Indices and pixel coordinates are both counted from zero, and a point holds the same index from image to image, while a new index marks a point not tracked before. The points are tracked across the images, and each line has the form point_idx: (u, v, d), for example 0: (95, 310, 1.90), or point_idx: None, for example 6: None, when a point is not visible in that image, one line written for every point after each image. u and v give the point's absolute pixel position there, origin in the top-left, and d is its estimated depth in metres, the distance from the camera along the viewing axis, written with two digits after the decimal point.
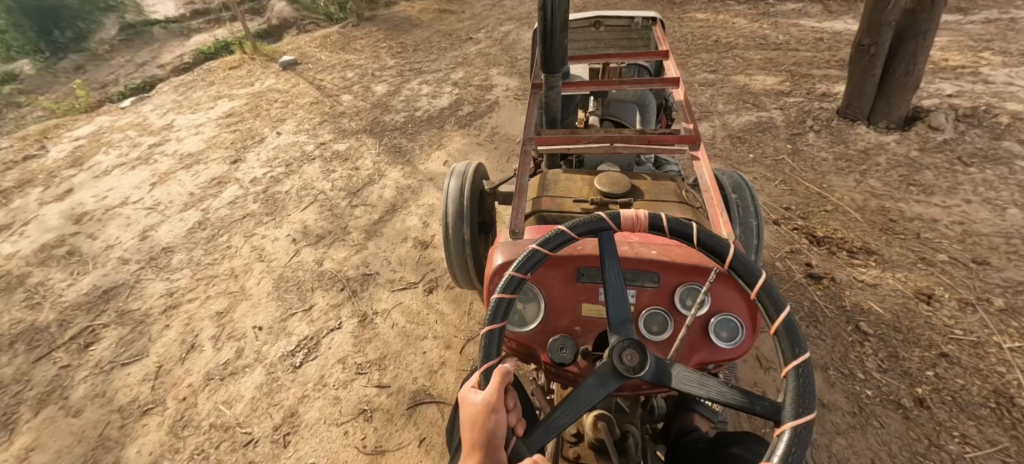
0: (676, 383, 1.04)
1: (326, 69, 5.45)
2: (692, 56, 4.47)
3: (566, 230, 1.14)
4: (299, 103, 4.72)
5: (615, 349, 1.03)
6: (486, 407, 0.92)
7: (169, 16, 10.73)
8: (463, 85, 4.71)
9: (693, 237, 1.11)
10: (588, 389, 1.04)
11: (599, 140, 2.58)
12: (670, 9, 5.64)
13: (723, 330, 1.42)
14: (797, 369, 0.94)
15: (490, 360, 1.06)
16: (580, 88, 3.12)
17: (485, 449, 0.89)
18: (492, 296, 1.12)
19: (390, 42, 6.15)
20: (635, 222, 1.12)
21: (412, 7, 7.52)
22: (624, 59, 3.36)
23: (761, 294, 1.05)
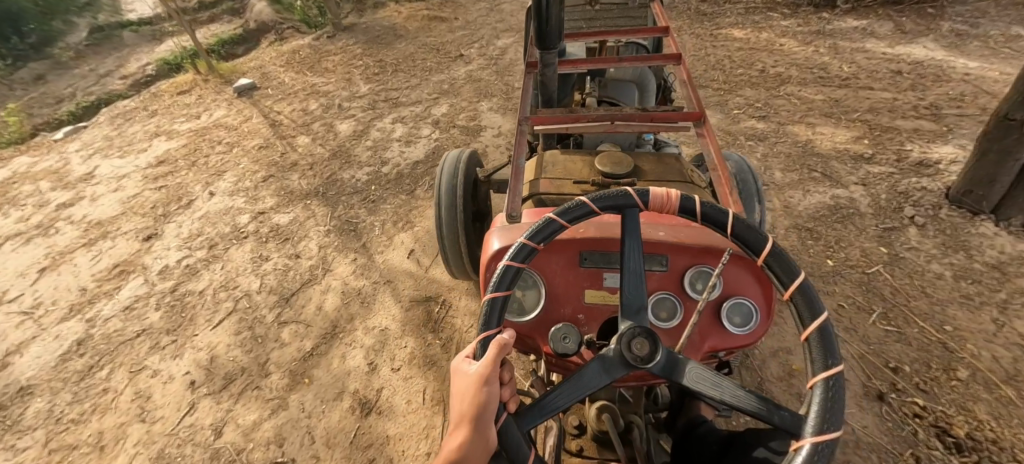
0: (690, 382, 1.05)
1: (286, 96, 4.56)
2: (732, 92, 3.54)
3: (588, 204, 1.17)
4: (245, 147, 3.85)
5: (625, 337, 1.06)
6: (481, 379, 0.98)
7: (143, 16, 9.88)
8: (446, 126, 3.80)
9: (729, 227, 1.14)
10: (590, 370, 1.09)
11: (600, 118, 2.53)
12: (700, 27, 4.70)
13: (734, 313, 1.40)
14: (827, 382, 0.96)
15: (489, 330, 1.13)
16: (577, 66, 3.07)
17: (475, 420, 0.96)
18: (501, 264, 1.18)
19: (368, 59, 5.24)
20: (665, 202, 1.15)
21: (399, 14, 6.58)
22: (623, 38, 3.26)
23: (795, 296, 1.06)
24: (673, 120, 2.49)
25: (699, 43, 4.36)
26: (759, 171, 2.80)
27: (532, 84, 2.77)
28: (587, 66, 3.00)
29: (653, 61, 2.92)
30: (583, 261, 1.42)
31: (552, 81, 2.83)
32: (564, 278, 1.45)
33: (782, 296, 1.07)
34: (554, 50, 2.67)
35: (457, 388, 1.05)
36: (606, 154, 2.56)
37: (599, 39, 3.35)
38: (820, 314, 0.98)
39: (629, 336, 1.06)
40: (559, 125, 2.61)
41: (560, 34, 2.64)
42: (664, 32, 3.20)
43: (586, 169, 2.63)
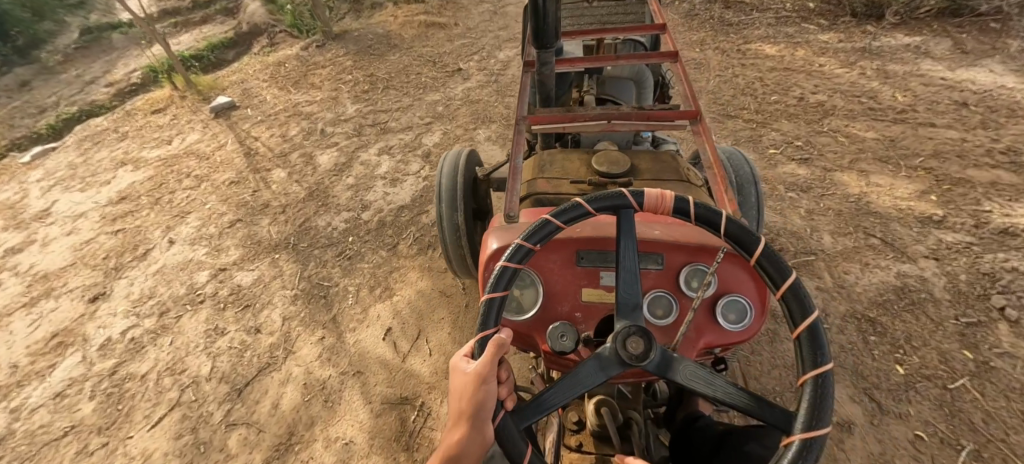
0: (682, 380, 1.00)
1: (266, 119, 4.15)
2: (766, 125, 3.06)
3: (579, 204, 1.07)
4: (214, 183, 3.45)
5: (621, 335, 1.01)
6: (477, 379, 0.89)
7: (136, 17, 9.55)
8: (437, 160, 3.35)
9: (722, 227, 1.04)
10: (587, 365, 1.02)
11: (596, 116, 2.38)
12: (725, 41, 4.20)
13: (731, 311, 1.27)
14: (816, 379, 0.90)
15: (488, 329, 1.04)
16: (574, 64, 2.90)
17: (472, 420, 0.88)
18: (498, 264, 1.08)
19: (358, 74, 4.80)
20: (659, 203, 1.05)
21: (396, 20, 6.12)
22: (620, 35, 3.04)
23: (787, 294, 0.98)
24: (670, 119, 2.36)
25: (724, 61, 3.87)
26: (804, 235, 2.32)
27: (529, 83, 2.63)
28: (585, 64, 2.84)
29: (650, 58, 2.72)
30: (580, 259, 1.39)
31: (550, 80, 2.71)
32: (561, 276, 1.39)
33: (772, 296, 1.00)
34: (551, 49, 2.53)
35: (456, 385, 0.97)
36: (603, 151, 2.38)
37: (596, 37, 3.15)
38: (809, 309, 0.91)
39: (624, 333, 1.01)
40: (557, 125, 2.41)
41: (558, 32, 2.52)
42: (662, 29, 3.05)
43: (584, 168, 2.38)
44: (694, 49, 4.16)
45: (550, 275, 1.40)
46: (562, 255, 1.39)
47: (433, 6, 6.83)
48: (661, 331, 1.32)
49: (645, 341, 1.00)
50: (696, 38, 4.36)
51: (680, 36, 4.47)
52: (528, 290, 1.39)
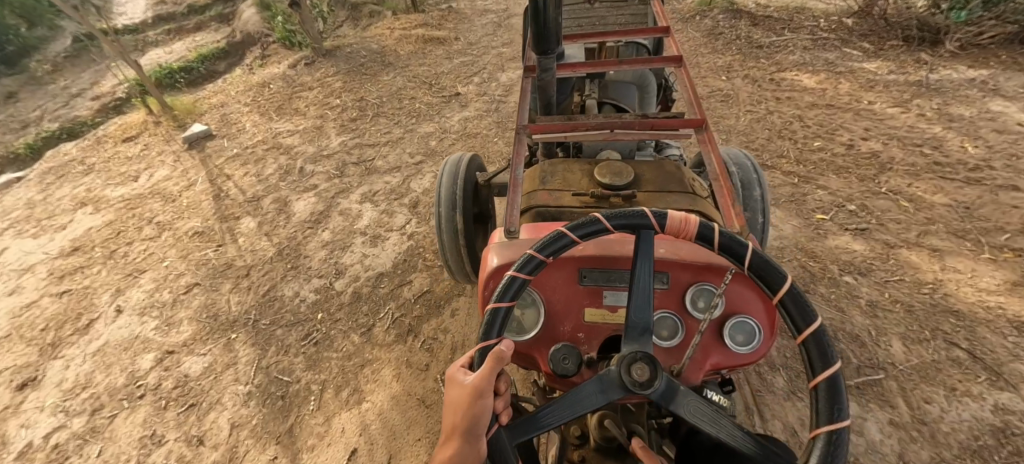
0: (687, 414, 0.88)
1: (242, 152, 3.75)
2: (811, 181, 2.59)
3: (578, 226, 0.91)
4: (176, 233, 3.06)
5: (623, 361, 0.90)
6: (473, 393, 0.78)
7: (131, 23, 9.27)
8: (427, 211, 2.91)
9: (746, 259, 0.85)
10: (587, 390, 0.89)
11: (599, 125, 2.16)
12: (756, 66, 3.71)
13: (739, 333, 1.16)
14: (827, 436, 0.73)
15: (490, 338, 0.93)
16: (576, 70, 2.68)
17: (465, 436, 0.78)
18: (507, 273, 0.94)
19: (347, 98, 4.39)
20: (682, 226, 0.87)
21: (391, 34, 5.70)
22: (622, 37, 2.88)
23: (810, 341, 0.79)
24: (675, 127, 2.14)
25: (756, 93, 3.40)
26: (868, 341, 1.87)
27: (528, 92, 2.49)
28: (587, 70, 2.63)
29: (653, 63, 2.58)
30: (583, 278, 1.36)
31: (551, 88, 2.55)
32: (563, 294, 1.36)
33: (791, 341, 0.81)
34: (551, 55, 2.36)
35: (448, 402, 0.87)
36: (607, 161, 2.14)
37: (597, 42, 3.02)
38: (831, 367, 0.73)
39: (626, 361, 0.89)
40: (556, 133, 2.21)
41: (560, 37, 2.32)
42: (666, 32, 2.91)
43: (585, 178, 2.18)
44: (721, 77, 3.68)
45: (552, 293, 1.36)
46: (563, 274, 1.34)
47: (434, 18, 6.41)
48: (665, 353, 1.21)
49: (651, 369, 0.88)
50: (722, 63, 3.88)
51: (703, 61, 4.00)
52: (531, 310, 1.36)
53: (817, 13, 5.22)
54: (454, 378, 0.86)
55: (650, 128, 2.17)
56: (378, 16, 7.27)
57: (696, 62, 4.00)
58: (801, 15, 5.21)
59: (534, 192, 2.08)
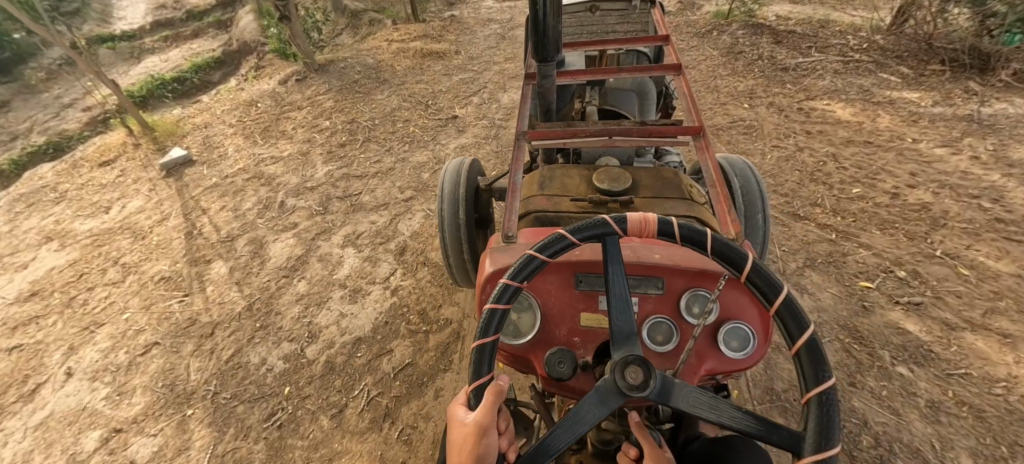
0: (683, 406, 0.81)
1: (221, 182, 3.48)
2: (851, 238, 2.26)
3: (556, 236, 0.91)
4: (141, 279, 2.79)
5: (615, 365, 0.81)
6: (477, 430, 0.80)
7: (129, 29, 9.10)
8: (414, 260, 2.61)
9: (707, 244, 0.85)
10: (586, 404, 0.81)
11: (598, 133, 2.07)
12: (781, 93, 3.37)
13: (733, 339, 1.08)
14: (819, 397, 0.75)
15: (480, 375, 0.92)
16: (576, 76, 2.61)
17: None
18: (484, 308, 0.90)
19: (337, 119, 4.11)
20: (642, 227, 0.86)
21: (389, 47, 5.42)
22: (622, 45, 2.73)
23: (781, 311, 0.81)
24: (674, 135, 2.05)
25: (783, 125, 3.06)
26: (932, 458, 1.52)
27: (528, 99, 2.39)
28: (587, 78, 2.56)
29: (653, 72, 2.45)
30: (578, 282, 1.17)
31: (551, 94, 2.43)
32: (557, 299, 1.17)
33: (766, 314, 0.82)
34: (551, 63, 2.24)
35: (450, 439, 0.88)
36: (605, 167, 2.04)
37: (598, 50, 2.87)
38: (805, 329, 0.76)
39: (618, 366, 0.80)
40: (555, 140, 2.11)
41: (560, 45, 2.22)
42: (667, 41, 2.76)
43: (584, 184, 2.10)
44: (742, 104, 3.35)
45: (545, 296, 1.18)
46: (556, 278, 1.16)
47: (435, 29, 6.12)
48: (660, 358, 1.12)
49: (645, 370, 0.79)
50: (744, 87, 3.54)
51: (723, 84, 3.67)
52: (524, 317, 1.18)
53: (843, 30, 4.87)
54: (456, 418, 0.86)
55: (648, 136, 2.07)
56: (378, 26, 7.01)
57: (715, 85, 3.67)
58: (827, 30, 4.85)
59: (532, 197, 1.97)
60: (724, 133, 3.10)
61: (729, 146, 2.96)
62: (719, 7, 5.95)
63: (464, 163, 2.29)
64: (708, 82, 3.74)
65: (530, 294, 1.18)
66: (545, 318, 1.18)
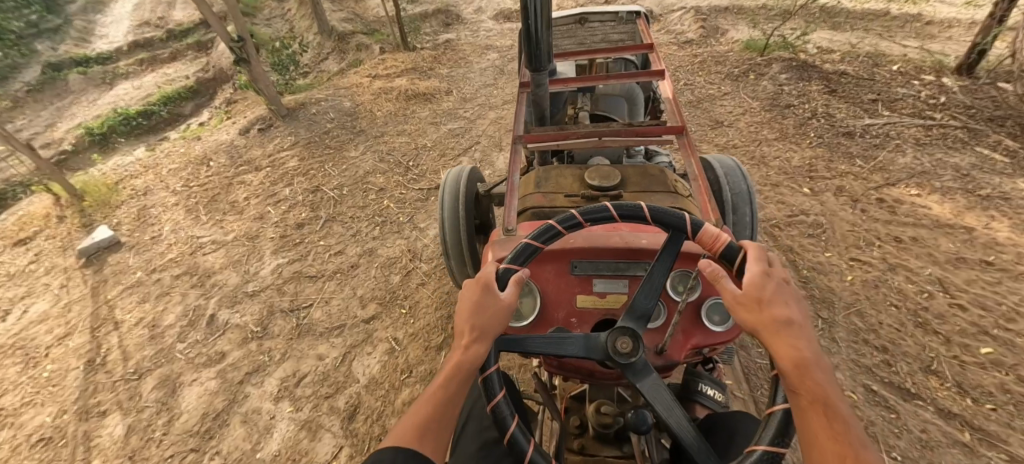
0: (648, 394, 1.01)
1: (144, 280, 2.80)
2: (994, 444, 1.54)
3: (598, 208, 1.05)
4: (14, 439, 2.12)
5: (614, 334, 1.06)
6: (511, 306, 1.01)
7: (106, 50, 8.54)
8: (366, 431, 1.92)
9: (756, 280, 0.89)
10: (573, 343, 1.10)
11: (588, 134, 2.30)
12: (849, 172, 2.66)
13: (716, 314, 1.20)
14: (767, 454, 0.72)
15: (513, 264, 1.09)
16: (568, 85, 2.81)
17: (483, 332, 0.97)
18: (546, 221, 1.08)
19: (298, 187, 3.42)
20: (714, 240, 0.99)
21: (370, 85, 4.73)
22: (610, 54, 3.14)
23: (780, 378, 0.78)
24: (659, 134, 2.24)
25: (861, 229, 2.32)
26: None
27: (523, 105, 2.63)
28: (578, 85, 2.71)
29: (639, 77, 2.72)
30: (573, 269, 1.42)
31: (544, 101, 2.69)
32: (555, 285, 1.42)
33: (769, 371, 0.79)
34: (544, 72, 2.50)
35: (463, 298, 1.03)
36: (595, 167, 2.18)
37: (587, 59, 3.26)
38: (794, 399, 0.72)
39: (612, 336, 1.07)
40: (550, 142, 2.30)
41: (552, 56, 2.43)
42: (651, 48, 3.09)
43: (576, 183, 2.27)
44: (801, 188, 2.63)
45: (545, 283, 1.42)
46: (556, 264, 1.43)
47: (425, 60, 5.43)
48: (651, 335, 1.23)
49: (632, 342, 1.05)
50: (799, 161, 2.82)
51: (771, 153, 2.95)
52: (528, 300, 1.40)
53: (903, 72, 4.13)
54: (491, 281, 1.03)
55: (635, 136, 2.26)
56: (367, 54, 6.35)
57: (760, 156, 2.95)
58: (884, 73, 4.10)
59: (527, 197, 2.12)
60: (781, 234, 2.39)
61: (793, 263, 2.24)
62: (750, 38, 5.20)
63: (461, 170, 2.42)
64: (751, 151, 3.01)
65: (533, 282, 1.41)
66: (546, 303, 1.41)
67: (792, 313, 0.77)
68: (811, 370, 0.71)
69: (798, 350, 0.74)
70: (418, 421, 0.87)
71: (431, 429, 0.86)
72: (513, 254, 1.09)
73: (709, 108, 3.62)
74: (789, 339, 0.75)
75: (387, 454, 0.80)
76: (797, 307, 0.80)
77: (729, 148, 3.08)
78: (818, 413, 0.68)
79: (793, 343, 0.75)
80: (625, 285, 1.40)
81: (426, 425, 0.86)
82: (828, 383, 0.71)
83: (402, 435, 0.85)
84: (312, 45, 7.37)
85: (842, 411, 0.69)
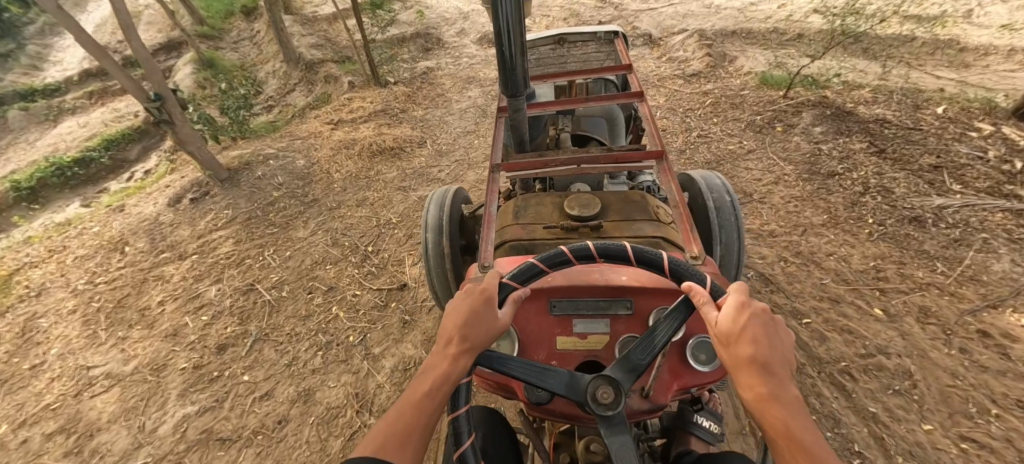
0: (616, 453, 0.83)
1: (6, 442, 2.11)
2: None
3: (591, 247, 1.01)
4: None
5: (593, 381, 0.92)
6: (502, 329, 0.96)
7: (56, 79, 7.83)
8: None
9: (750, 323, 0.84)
10: (556, 375, 0.95)
11: (567, 161, 2.21)
12: (930, 282, 2.05)
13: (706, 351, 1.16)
14: None
15: (509, 278, 1.03)
16: (545, 108, 2.65)
17: (464, 346, 0.92)
18: (558, 247, 1.02)
19: (228, 285, 2.74)
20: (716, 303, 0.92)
21: (332, 134, 4.07)
22: (589, 75, 2.90)
23: None
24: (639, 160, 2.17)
25: (966, 386, 1.71)
26: None
27: (501, 130, 2.47)
28: (556, 108, 2.58)
29: (617, 99, 2.60)
30: (552, 307, 1.28)
31: (523, 126, 2.53)
32: (534, 324, 1.26)
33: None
34: (521, 97, 2.38)
35: (453, 307, 0.99)
36: (575, 193, 2.04)
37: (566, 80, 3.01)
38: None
39: (592, 383, 0.92)
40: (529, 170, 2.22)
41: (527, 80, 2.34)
42: (629, 70, 2.93)
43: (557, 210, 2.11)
44: (871, 308, 2.01)
45: (522, 325, 1.26)
46: (532, 301, 1.28)
47: (398, 99, 4.76)
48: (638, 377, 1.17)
49: (614, 390, 0.91)
50: (861, 262, 2.20)
51: (823, 247, 2.32)
52: (506, 344, 1.21)
53: (950, 117, 3.53)
54: (491, 295, 1.00)
55: (615, 161, 2.19)
56: (335, 87, 5.69)
57: (808, 251, 2.31)
58: (930, 119, 3.50)
59: (505, 228, 1.95)
60: (855, 387, 1.77)
61: (880, 442, 1.61)
62: (766, 71, 4.61)
63: (448, 191, 2.33)
64: (795, 241, 2.38)
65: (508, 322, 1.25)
66: (524, 344, 1.24)
67: (757, 353, 0.79)
68: (773, 407, 0.73)
69: (761, 388, 0.76)
70: (399, 433, 0.80)
71: (415, 443, 0.80)
72: (515, 270, 1.03)
73: (732, 172, 2.99)
74: (749, 378, 0.77)
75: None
76: (769, 343, 0.80)
77: (765, 236, 2.45)
78: (784, 452, 0.68)
79: (754, 381, 0.77)
80: (607, 325, 1.24)
81: (406, 440, 0.80)
82: (792, 419, 0.71)
83: (380, 447, 0.78)
84: (278, 75, 6.69)
85: (809, 447, 0.68)
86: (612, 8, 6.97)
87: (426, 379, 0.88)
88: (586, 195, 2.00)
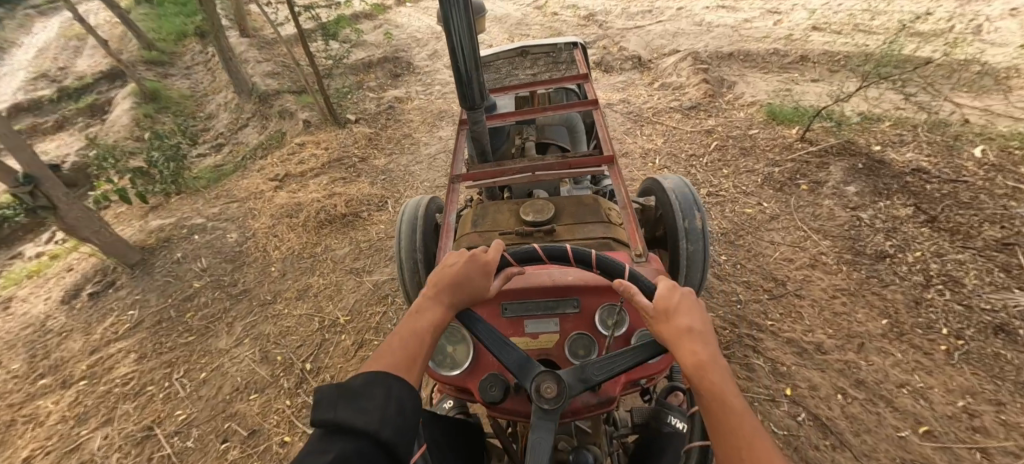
0: (536, 443, 0.84)
1: None
2: None
3: (558, 249, 1.05)
4: None
5: (537, 376, 0.91)
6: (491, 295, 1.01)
7: None
8: None
9: (681, 302, 0.90)
10: (513, 351, 0.97)
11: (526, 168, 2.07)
12: None
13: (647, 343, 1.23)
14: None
15: (500, 252, 1.09)
16: (505, 119, 2.41)
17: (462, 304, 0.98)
18: (539, 247, 1.06)
19: (118, 429, 2.10)
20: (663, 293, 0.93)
21: (276, 194, 3.44)
22: (549, 86, 2.66)
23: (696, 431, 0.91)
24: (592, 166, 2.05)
25: None
26: None
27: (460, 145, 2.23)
28: (516, 118, 2.37)
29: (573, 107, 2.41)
30: (504, 310, 1.28)
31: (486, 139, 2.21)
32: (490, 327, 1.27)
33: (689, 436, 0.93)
34: (480, 110, 2.07)
35: (447, 266, 1.04)
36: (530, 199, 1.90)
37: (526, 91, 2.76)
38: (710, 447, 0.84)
39: (534, 379, 0.91)
40: (490, 179, 2.05)
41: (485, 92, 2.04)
42: (586, 81, 2.73)
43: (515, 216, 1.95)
44: None
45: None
46: (482, 306, 1.28)
47: (357, 143, 4.16)
48: None
49: (557, 384, 0.90)
50: (945, 401, 1.67)
51: (891, 373, 1.78)
52: (459, 348, 1.23)
53: (993, 162, 3.04)
54: (489, 267, 1.05)
55: (570, 168, 2.08)
56: (290, 125, 5.03)
57: (873, 380, 1.78)
58: (971, 165, 3.01)
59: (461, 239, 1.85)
60: None
61: None
62: (771, 102, 4.12)
63: (422, 199, 2.35)
64: (851, 363, 1.84)
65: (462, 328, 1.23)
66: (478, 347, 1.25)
67: (693, 322, 0.84)
68: (709, 371, 0.75)
69: (700, 354, 0.79)
70: (400, 364, 0.81)
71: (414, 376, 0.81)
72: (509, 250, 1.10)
73: (755, 247, 2.45)
74: (690, 347, 0.80)
75: (377, 400, 0.68)
76: (700, 317, 0.86)
77: (811, 352, 1.91)
78: (712, 406, 0.72)
79: (693, 349, 0.79)
80: (557, 323, 1.26)
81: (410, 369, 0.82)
82: (723, 379, 0.74)
83: (386, 370, 0.78)
84: (229, 108, 6.00)
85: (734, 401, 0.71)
86: (596, 26, 6.44)
87: (421, 324, 0.92)
88: (540, 201, 1.85)
